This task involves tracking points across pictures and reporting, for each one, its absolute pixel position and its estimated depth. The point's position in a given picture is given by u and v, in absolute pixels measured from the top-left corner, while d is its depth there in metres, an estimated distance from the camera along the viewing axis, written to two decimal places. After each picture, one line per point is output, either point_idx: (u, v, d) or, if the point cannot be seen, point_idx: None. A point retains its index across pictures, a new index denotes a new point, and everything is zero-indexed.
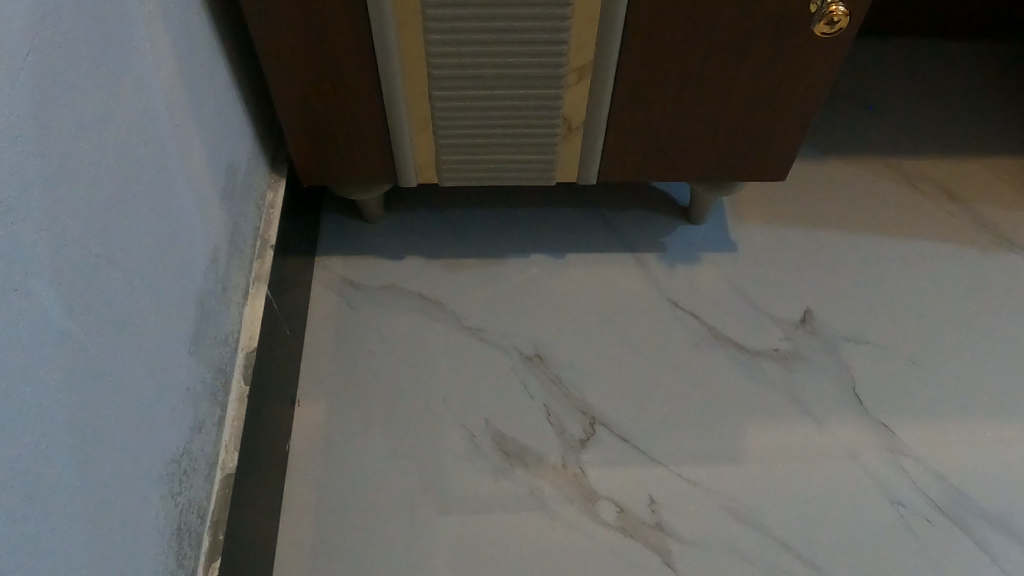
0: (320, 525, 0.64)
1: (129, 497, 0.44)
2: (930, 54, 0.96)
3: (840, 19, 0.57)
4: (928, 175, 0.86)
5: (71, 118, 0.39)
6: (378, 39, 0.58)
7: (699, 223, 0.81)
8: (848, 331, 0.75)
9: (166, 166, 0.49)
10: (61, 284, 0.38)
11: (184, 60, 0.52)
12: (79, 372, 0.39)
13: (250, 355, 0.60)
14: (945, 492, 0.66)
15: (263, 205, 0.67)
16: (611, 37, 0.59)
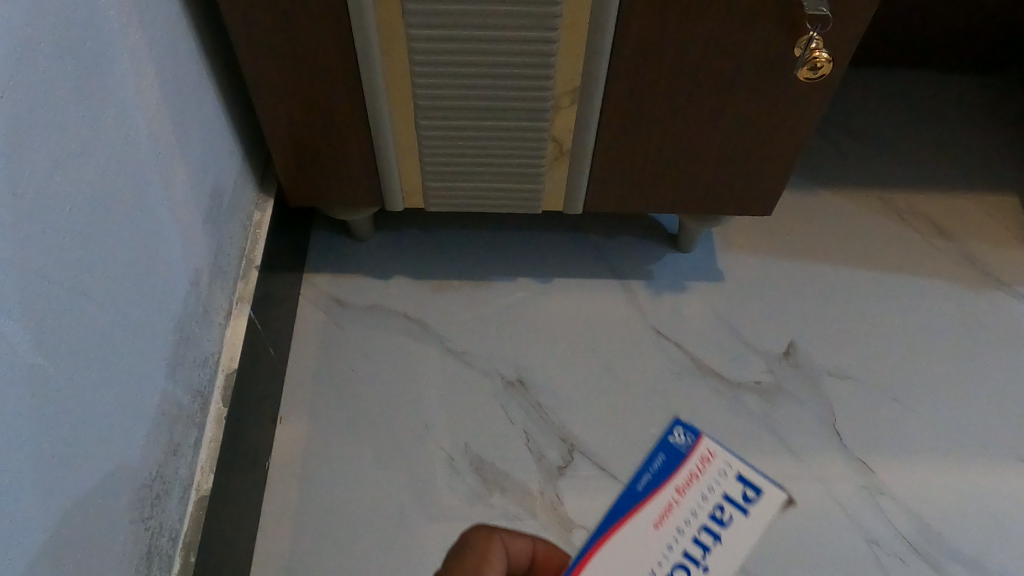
0: (295, 547, 0.64)
1: (96, 523, 0.44)
2: (925, 86, 0.96)
3: (822, 66, 0.56)
4: (919, 210, 0.86)
5: (47, 150, 0.39)
6: (362, 61, 0.58)
7: (686, 251, 0.82)
8: (830, 364, 0.75)
9: (145, 192, 0.49)
10: (31, 318, 0.38)
11: (169, 84, 0.53)
12: (45, 402, 0.39)
13: (229, 375, 0.60)
14: (919, 531, 0.66)
15: (250, 224, 0.68)
16: (596, 68, 0.60)
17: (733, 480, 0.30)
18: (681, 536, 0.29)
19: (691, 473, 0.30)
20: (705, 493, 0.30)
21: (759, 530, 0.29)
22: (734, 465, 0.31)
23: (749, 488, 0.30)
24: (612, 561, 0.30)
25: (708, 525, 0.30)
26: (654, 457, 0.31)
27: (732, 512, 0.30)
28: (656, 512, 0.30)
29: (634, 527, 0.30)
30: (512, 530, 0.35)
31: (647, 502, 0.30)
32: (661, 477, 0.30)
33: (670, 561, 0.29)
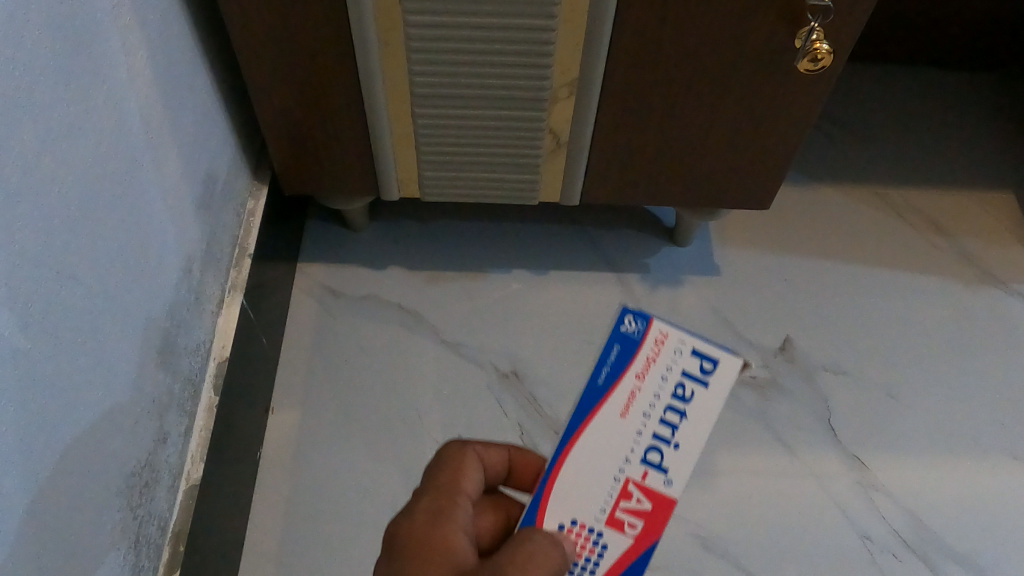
0: (286, 538, 0.63)
1: (84, 510, 0.43)
2: (925, 83, 0.96)
3: (823, 57, 0.56)
4: (917, 206, 0.86)
5: (36, 130, 0.38)
6: (359, 50, 0.58)
7: (683, 244, 0.81)
8: (826, 359, 0.75)
9: (137, 176, 0.49)
10: (19, 303, 0.37)
11: (162, 67, 0.52)
12: (32, 388, 0.39)
13: (221, 364, 0.60)
14: (913, 527, 0.66)
15: (244, 212, 0.67)
16: (595, 59, 0.59)
17: (688, 357, 0.36)
18: (649, 418, 0.35)
19: (649, 360, 0.36)
20: (663, 375, 0.35)
21: (716, 398, 0.35)
22: (686, 343, 0.36)
23: (702, 363, 0.35)
24: (591, 449, 0.35)
25: (671, 404, 0.35)
26: (611, 349, 0.36)
27: (692, 387, 0.35)
28: (622, 401, 0.35)
29: (606, 415, 0.35)
30: (485, 444, 0.41)
31: (613, 392, 0.36)
32: (622, 368, 0.36)
33: (643, 443, 0.35)
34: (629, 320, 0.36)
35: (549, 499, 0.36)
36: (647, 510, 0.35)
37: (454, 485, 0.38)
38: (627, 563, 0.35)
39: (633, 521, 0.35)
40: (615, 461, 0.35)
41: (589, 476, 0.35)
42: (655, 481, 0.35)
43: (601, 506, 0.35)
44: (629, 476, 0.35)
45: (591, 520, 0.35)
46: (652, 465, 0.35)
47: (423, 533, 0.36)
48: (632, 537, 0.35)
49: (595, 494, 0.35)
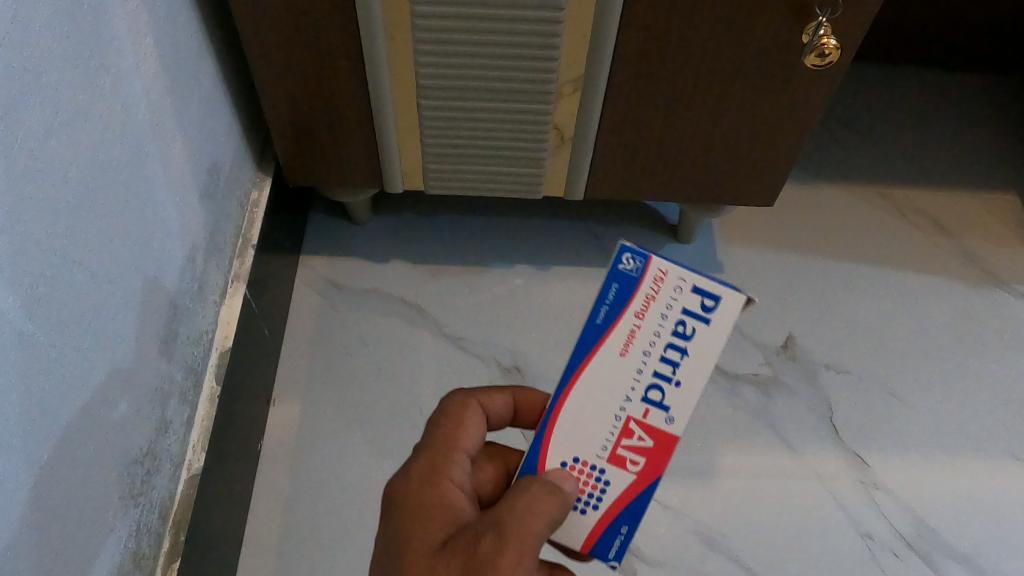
0: (286, 529, 0.63)
1: (85, 496, 0.43)
2: (929, 84, 0.95)
3: (830, 52, 0.56)
4: (920, 206, 0.85)
5: (41, 114, 0.38)
6: (365, 43, 0.58)
7: (686, 242, 0.81)
8: (829, 358, 0.74)
9: (142, 164, 0.48)
10: (23, 286, 0.37)
11: (168, 55, 0.52)
12: (35, 372, 0.38)
13: (223, 354, 0.59)
14: (914, 526, 0.66)
15: (247, 203, 0.67)
16: (602, 54, 0.59)
17: (688, 294, 0.36)
18: (649, 358, 0.37)
19: (648, 298, 0.36)
20: (664, 313, 0.36)
21: (718, 333, 0.36)
22: (687, 280, 0.36)
23: (703, 300, 0.36)
24: (591, 389, 0.37)
25: (671, 344, 0.37)
26: (610, 288, 0.37)
27: (694, 324, 0.36)
28: (622, 341, 0.37)
29: (606, 355, 0.37)
30: (487, 392, 0.42)
31: (612, 331, 0.37)
32: (621, 308, 0.37)
33: (644, 381, 0.37)
34: (628, 259, 0.36)
35: (552, 439, 0.38)
36: (648, 445, 0.38)
37: (454, 440, 0.39)
38: (631, 495, 0.38)
39: (635, 457, 0.38)
40: (616, 401, 0.37)
41: (591, 415, 0.38)
42: (656, 418, 0.37)
43: (603, 444, 0.38)
44: (630, 415, 0.37)
45: (594, 458, 0.38)
46: (652, 403, 0.37)
47: (420, 491, 0.37)
48: (634, 472, 0.38)
49: (597, 434, 0.38)
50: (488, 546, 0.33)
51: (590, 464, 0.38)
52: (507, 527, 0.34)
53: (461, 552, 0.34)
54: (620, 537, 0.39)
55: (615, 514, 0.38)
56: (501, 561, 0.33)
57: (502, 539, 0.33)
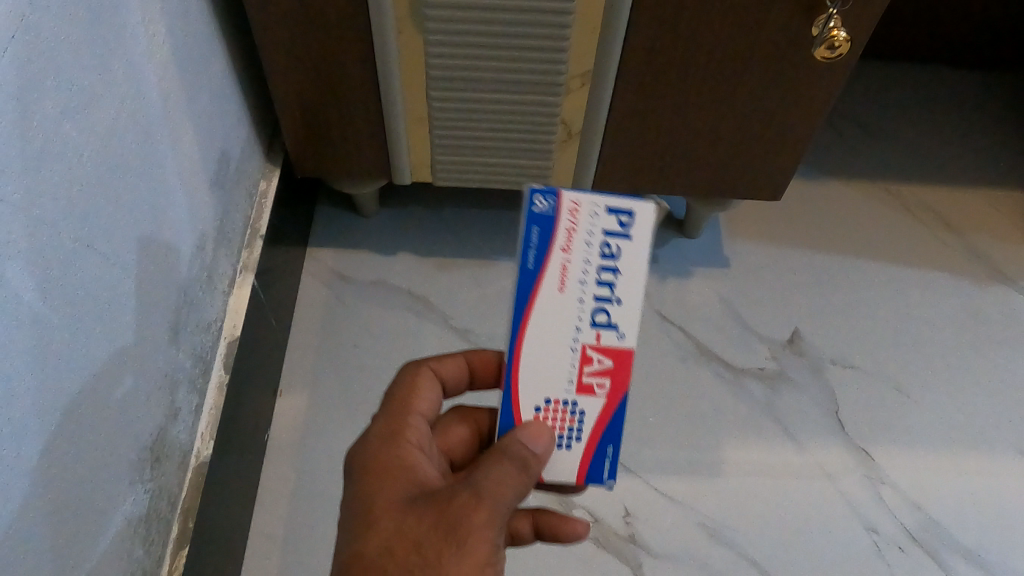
0: (293, 518, 0.64)
1: (96, 480, 0.43)
2: (935, 82, 0.95)
3: (840, 45, 0.56)
4: (926, 203, 0.86)
5: (56, 98, 0.38)
6: (376, 36, 0.58)
7: (692, 236, 0.81)
8: (835, 353, 0.75)
9: (154, 151, 0.49)
10: (38, 268, 0.37)
11: (181, 45, 0.52)
12: (49, 355, 0.39)
13: (232, 343, 0.60)
14: (920, 521, 0.66)
15: (257, 194, 0.67)
16: (611, 49, 0.59)
17: (603, 216, 0.38)
18: (586, 287, 0.38)
19: (569, 231, 0.38)
20: (587, 240, 0.38)
21: (640, 244, 0.38)
22: (598, 204, 0.38)
23: (617, 218, 0.38)
24: (543, 331, 0.38)
25: (602, 267, 0.38)
26: (532, 232, 0.38)
27: (616, 243, 0.38)
28: (557, 277, 0.38)
29: (547, 295, 0.38)
30: (438, 358, 0.44)
31: (546, 272, 0.38)
32: (547, 247, 0.38)
33: (588, 309, 0.38)
34: (540, 200, 0.38)
35: (519, 390, 0.39)
36: (610, 366, 0.39)
37: (409, 404, 0.41)
38: (607, 417, 0.39)
39: (601, 381, 0.39)
40: (568, 337, 0.38)
41: (549, 357, 0.38)
42: (609, 339, 0.39)
43: (569, 377, 0.39)
44: (584, 342, 0.39)
45: (564, 394, 0.39)
46: (602, 325, 0.38)
47: (380, 452, 0.39)
48: (603, 395, 0.39)
49: (560, 370, 0.39)
50: (464, 502, 0.34)
51: (561, 400, 0.39)
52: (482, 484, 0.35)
53: (433, 506, 0.35)
54: (609, 458, 0.40)
55: (596, 438, 0.40)
56: (475, 516, 0.34)
57: (478, 495, 0.34)
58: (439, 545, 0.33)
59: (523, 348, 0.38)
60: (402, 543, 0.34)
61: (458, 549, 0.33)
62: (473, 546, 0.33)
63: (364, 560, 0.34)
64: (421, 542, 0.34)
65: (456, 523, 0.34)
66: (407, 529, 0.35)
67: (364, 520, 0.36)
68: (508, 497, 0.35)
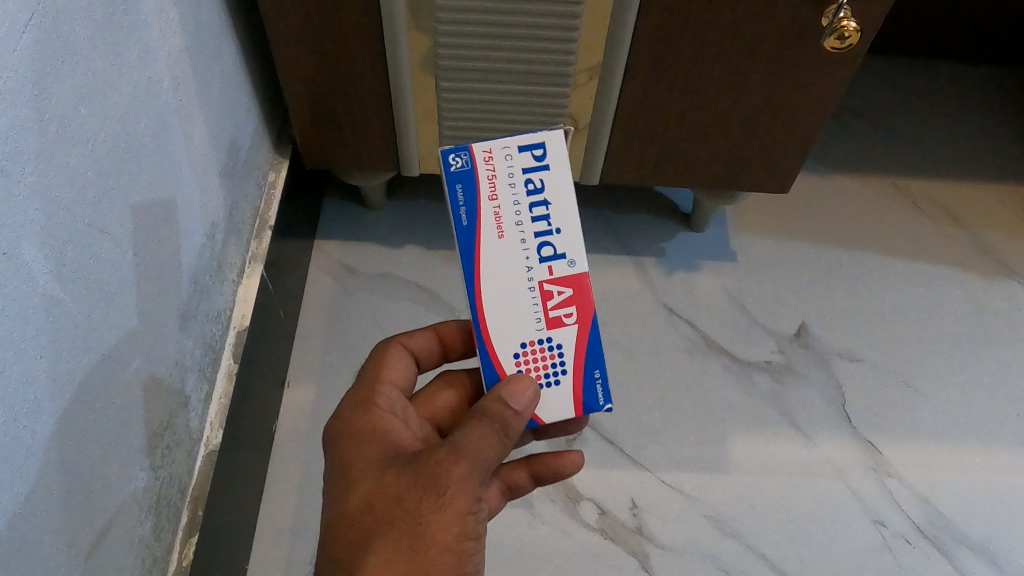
0: (300, 508, 0.64)
1: (107, 467, 0.44)
2: (942, 76, 0.96)
3: (850, 35, 0.56)
4: (933, 197, 0.86)
5: (70, 84, 0.38)
6: (387, 29, 0.58)
7: (699, 230, 0.81)
8: (842, 346, 0.75)
9: (166, 140, 0.49)
10: (52, 251, 0.38)
11: (193, 35, 0.52)
12: (63, 338, 0.39)
13: (241, 333, 0.60)
14: (928, 514, 0.66)
15: (265, 185, 0.68)
16: (620, 44, 0.59)
17: (518, 155, 0.40)
18: (523, 225, 0.40)
19: (491, 178, 0.40)
20: (510, 182, 0.40)
21: (560, 170, 0.40)
22: (510, 145, 0.40)
23: (531, 151, 0.40)
24: (498, 280, 0.40)
25: (532, 202, 0.40)
26: (456, 190, 0.40)
27: (539, 177, 0.40)
28: (493, 225, 0.40)
29: (489, 244, 0.40)
30: (407, 333, 0.46)
31: (481, 222, 0.40)
32: (475, 200, 0.40)
33: (532, 246, 0.40)
34: (454, 158, 0.40)
35: (494, 341, 0.40)
36: (571, 295, 0.40)
37: (379, 376, 0.44)
38: (584, 343, 0.40)
39: (567, 311, 0.40)
40: (521, 278, 0.40)
41: (511, 303, 0.40)
42: (561, 267, 0.40)
43: (536, 317, 0.40)
44: (540, 279, 0.40)
45: (537, 334, 0.40)
46: (551, 258, 0.40)
47: (354, 419, 0.41)
48: (574, 323, 0.40)
49: (525, 313, 0.40)
50: (442, 458, 0.36)
51: (536, 341, 0.40)
52: (459, 442, 0.37)
53: (412, 465, 0.37)
54: (600, 381, 0.41)
55: (581, 365, 0.40)
56: (453, 472, 0.36)
57: (456, 452, 0.36)
58: (417, 498, 0.36)
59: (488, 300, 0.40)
60: (381, 499, 0.36)
61: (437, 502, 0.35)
62: (451, 498, 0.35)
63: (347, 517, 0.37)
64: (401, 497, 0.36)
65: (435, 478, 0.36)
66: (386, 486, 0.37)
67: (344, 481, 0.38)
68: (484, 453, 0.37)
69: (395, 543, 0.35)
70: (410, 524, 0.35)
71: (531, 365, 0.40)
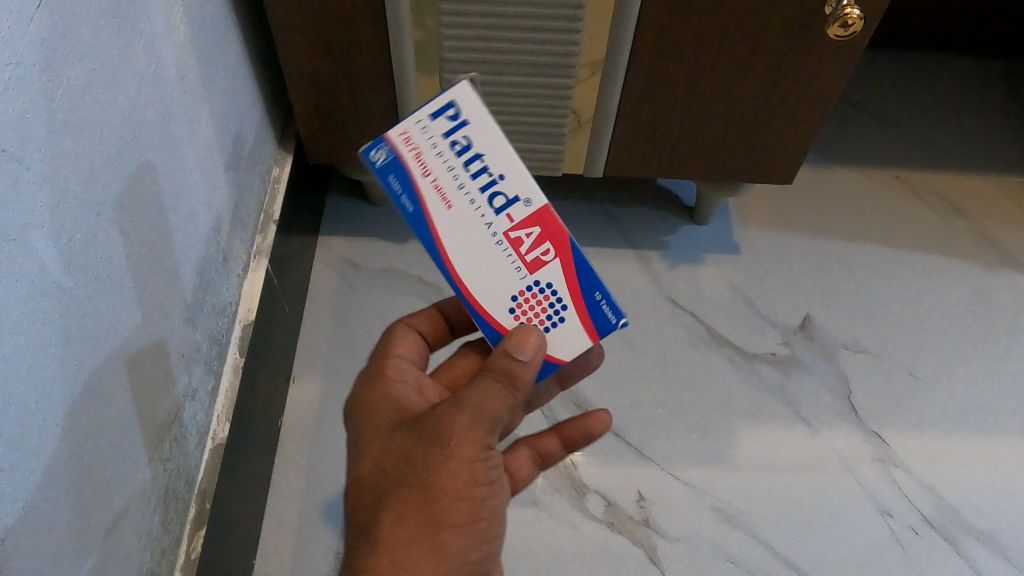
0: (306, 502, 0.64)
1: (116, 458, 0.44)
2: (943, 70, 0.96)
3: (853, 22, 0.55)
4: (936, 189, 0.86)
5: (77, 74, 0.38)
6: (391, 25, 0.58)
7: (702, 223, 0.81)
8: (847, 337, 0.75)
9: (172, 132, 0.49)
10: (61, 240, 0.38)
11: (198, 28, 0.52)
12: (72, 326, 0.39)
13: (246, 327, 0.60)
14: (935, 505, 0.66)
15: (270, 179, 0.68)
16: (623, 38, 0.59)
17: (433, 123, 0.39)
18: (466, 187, 0.39)
19: (417, 156, 0.39)
20: (437, 153, 0.39)
21: (480, 118, 0.39)
22: (421, 117, 0.39)
23: (444, 114, 0.39)
24: (466, 246, 0.39)
25: (466, 162, 0.39)
26: (392, 183, 0.39)
27: (462, 134, 0.39)
28: (438, 199, 0.39)
29: (442, 219, 0.39)
30: (412, 314, 0.47)
31: (426, 201, 0.39)
32: (411, 183, 0.39)
33: (483, 204, 0.39)
34: (375, 154, 0.39)
35: (483, 305, 0.40)
36: (540, 232, 0.39)
37: (388, 350, 0.44)
38: (573, 270, 0.39)
39: (543, 249, 0.39)
40: (485, 236, 0.39)
41: (488, 263, 0.39)
42: (518, 211, 0.39)
43: (515, 267, 0.39)
44: (502, 230, 0.39)
45: (524, 282, 0.39)
46: (505, 207, 0.39)
47: (365, 390, 0.41)
48: (554, 257, 0.39)
49: (503, 267, 0.39)
50: (444, 413, 0.37)
51: (526, 289, 0.39)
52: (462, 397, 0.37)
53: (418, 423, 0.37)
54: (603, 300, 0.40)
55: (578, 293, 0.40)
56: (455, 423, 0.36)
57: (458, 405, 0.37)
58: (424, 453, 0.36)
59: (469, 269, 0.39)
60: (391, 458, 0.37)
61: (442, 453, 0.36)
62: (457, 448, 0.36)
63: (361, 481, 0.37)
64: (409, 453, 0.36)
65: (439, 431, 0.36)
66: (395, 446, 0.37)
67: (358, 447, 0.39)
68: (489, 403, 0.37)
69: (408, 497, 0.35)
70: (418, 477, 0.35)
71: (530, 314, 0.40)
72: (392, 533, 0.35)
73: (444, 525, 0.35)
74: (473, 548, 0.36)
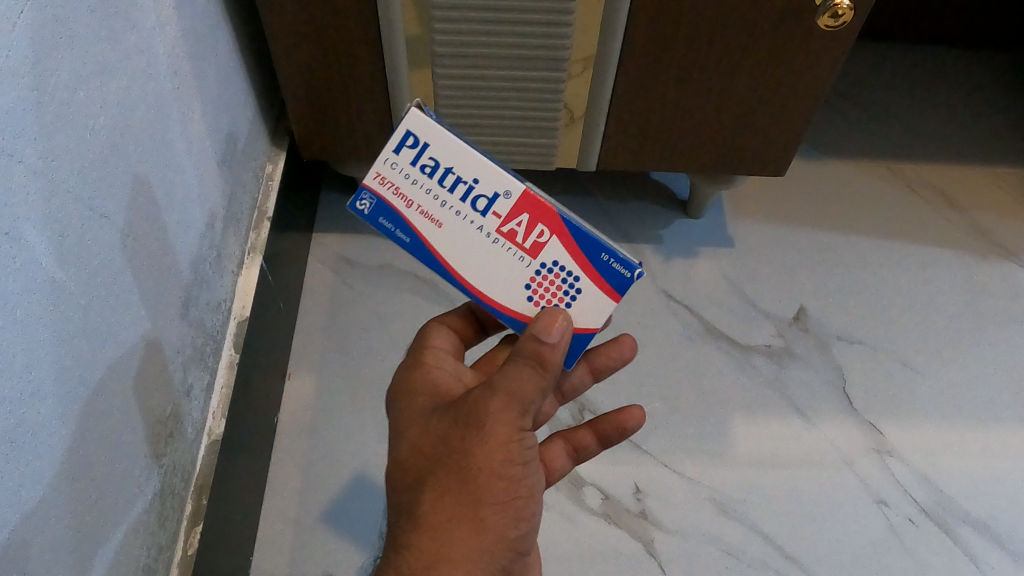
0: (303, 498, 0.63)
1: (112, 453, 0.44)
2: (933, 62, 0.96)
3: (843, 13, 0.56)
4: (929, 181, 0.86)
5: (67, 70, 0.38)
6: (383, 21, 0.58)
7: (696, 216, 0.82)
8: (841, 328, 0.75)
9: (165, 128, 0.49)
10: (54, 234, 0.37)
11: (190, 25, 0.52)
12: (67, 319, 0.39)
13: (241, 323, 0.60)
14: (931, 494, 0.66)
15: (263, 176, 0.68)
16: (614, 32, 0.59)
17: (399, 156, 0.39)
18: (449, 202, 0.39)
19: (397, 191, 0.39)
20: (413, 182, 0.39)
21: (438, 135, 0.38)
22: (385, 155, 0.39)
23: (405, 145, 0.39)
24: (471, 253, 0.39)
25: (441, 180, 0.39)
26: (382, 224, 0.39)
27: (428, 157, 0.39)
28: (427, 222, 0.39)
29: (438, 240, 0.39)
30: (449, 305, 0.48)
31: (418, 227, 0.39)
32: (400, 217, 0.39)
33: (467, 214, 0.39)
34: (359, 204, 0.39)
35: (501, 304, 0.40)
36: (528, 217, 0.39)
37: (426, 339, 0.44)
38: (573, 240, 0.39)
39: (538, 232, 0.39)
40: (483, 240, 0.39)
41: (496, 263, 0.39)
42: (501, 208, 0.39)
43: (519, 258, 0.39)
44: (494, 228, 0.39)
45: (532, 269, 0.39)
46: (489, 207, 0.39)
47: (405, 376, 0.42)
48: (551, 235, 0.39)
49: (508, 262, 0.39)
50: (478, 396, 0.37)
51: (536, 275, 0.39)
52: (495, 379, 0.37)
53: (453, 407, 0.38)
54: (611, 258, 0.39)
55: (585, 260, 0.39)
56: (489, 406, 0.36)
57: (491, 388, 0.37)
58: (460, 434, 0.36)
59: (479, 267, 0.39)
60: (428, 441, 0.37)
61: (478, 435, 0.36)
62: (492, 429, 0.36)
63: (400, 463, 0.38)
64: (446, 436, 0.37)
65: (473, 414, 0.36)
66: (432, 428, 0.37)
67: (398, 430, 0.39)
68: (522, 384, 0.37)
69: (445, 478, 0.36)
70: (454, 459, 0.36)
71: (547, 295, 0.40)
72: (431, 511, 0.35)
73: (482, 504, 0.36)
74: (508, 523, 0.36)
